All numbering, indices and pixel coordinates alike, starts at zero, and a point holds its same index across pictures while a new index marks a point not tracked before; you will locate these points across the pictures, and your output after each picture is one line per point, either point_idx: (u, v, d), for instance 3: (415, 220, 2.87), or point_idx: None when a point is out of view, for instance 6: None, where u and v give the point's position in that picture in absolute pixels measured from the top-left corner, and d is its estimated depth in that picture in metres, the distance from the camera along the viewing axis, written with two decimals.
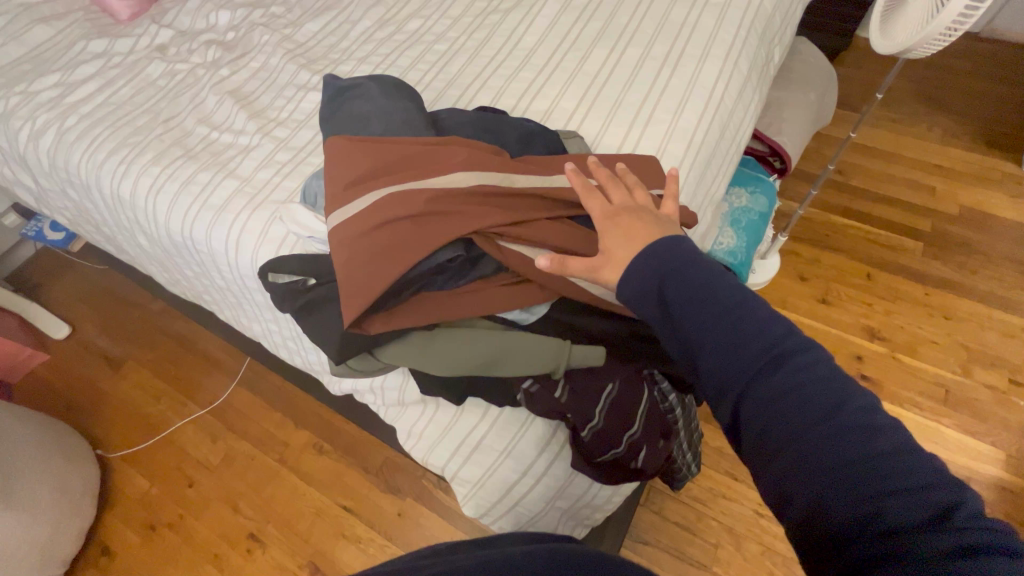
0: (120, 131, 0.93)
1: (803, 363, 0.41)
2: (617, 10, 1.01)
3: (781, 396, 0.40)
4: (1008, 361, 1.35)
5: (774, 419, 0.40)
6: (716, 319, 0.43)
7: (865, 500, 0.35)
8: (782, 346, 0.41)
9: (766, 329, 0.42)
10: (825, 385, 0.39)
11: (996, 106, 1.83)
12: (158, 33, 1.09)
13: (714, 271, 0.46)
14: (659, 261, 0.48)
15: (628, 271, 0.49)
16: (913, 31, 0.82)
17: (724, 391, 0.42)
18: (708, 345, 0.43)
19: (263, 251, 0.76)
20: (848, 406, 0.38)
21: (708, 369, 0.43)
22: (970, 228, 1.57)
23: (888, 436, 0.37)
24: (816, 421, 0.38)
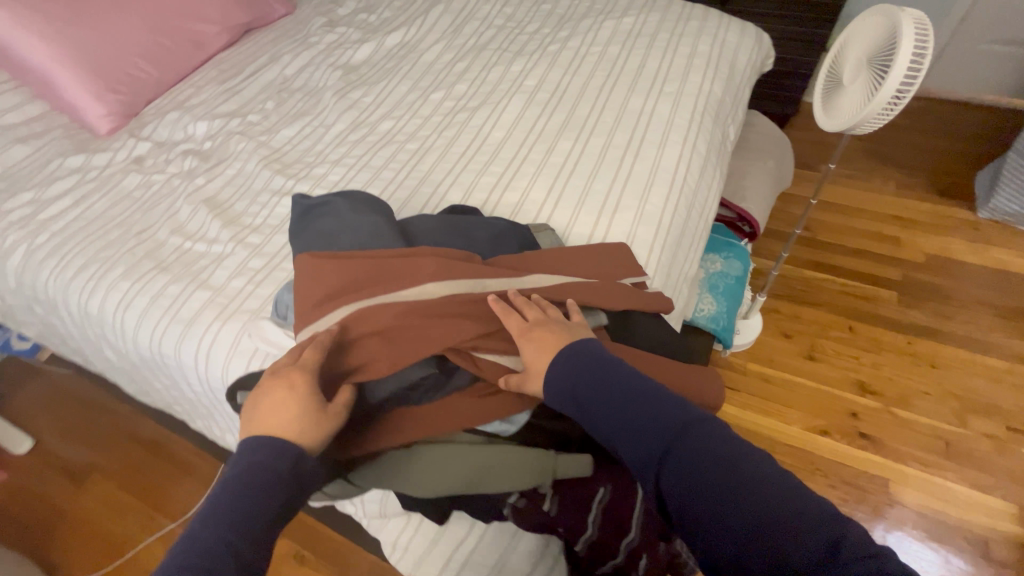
0: (92, 246, 0.92)
1: (702, 431, 0.45)
2: (577, 103, 1.07)
3: (689, 462, 0.43)
4: (1002, 407, 1.34)
5: (688, 485, 0.42)
6: (626, 406, 0.48)
7: (772, 547, 0.38)
8: (685, 419, 0.46)
9: (668, 406, 0.47)
10: (724, 446, 0.43)
11: (942, 156, 1.94)
12: (137, 146, 1.13)
13: (618, 367, 0.52)
14: (570, 363, 0.52)
15: (548, 378, 0.53)
16: (853, 108, 0.88)
17: (645, 468, 0.45)
18: (625, 427, 0.47)
19: (233, 366, 0.74)
20: (743, 459, 0.42)
21: (627, 449, 0.47)
22: (938, 274, 1.62)
23: (777, 482, 0.41)
24: (720, 481, 0.41)
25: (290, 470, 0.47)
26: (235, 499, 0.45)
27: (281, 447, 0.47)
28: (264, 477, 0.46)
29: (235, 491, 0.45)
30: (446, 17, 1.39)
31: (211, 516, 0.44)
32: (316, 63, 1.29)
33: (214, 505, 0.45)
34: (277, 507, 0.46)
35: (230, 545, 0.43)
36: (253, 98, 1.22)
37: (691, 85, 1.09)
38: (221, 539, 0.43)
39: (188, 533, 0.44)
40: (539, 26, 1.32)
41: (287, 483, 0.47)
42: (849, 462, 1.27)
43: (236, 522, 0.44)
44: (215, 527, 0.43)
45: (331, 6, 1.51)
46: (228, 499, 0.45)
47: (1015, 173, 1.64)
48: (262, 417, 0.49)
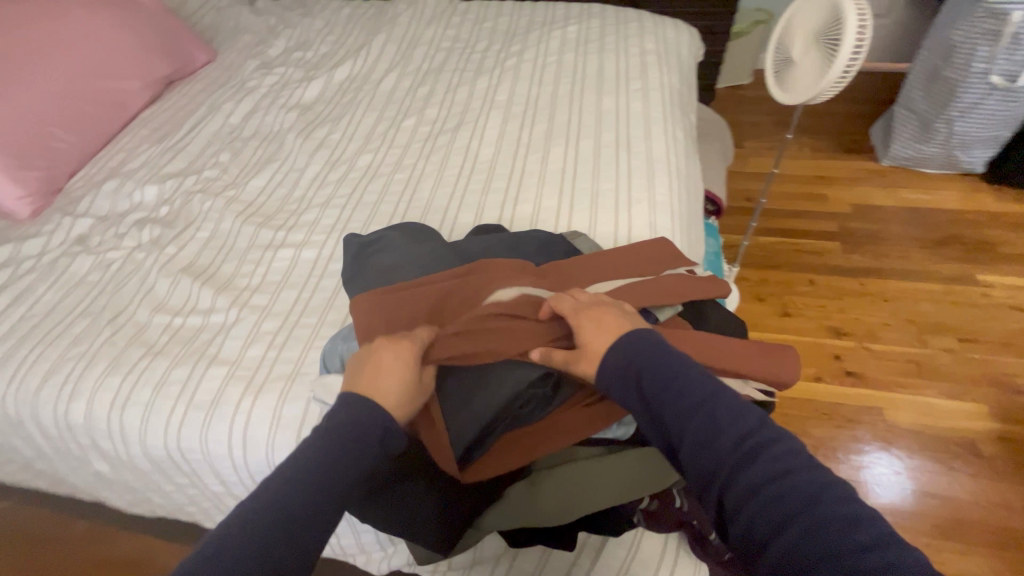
0: (55, 345, 0.79)
1: (778, 453, 0.41)
2: (554, 110, 1.09)
3: (762, 487, 0.39)
4: (949, 323, 1.52)
5: (760, 513, 0.39)
6: (691, 409, 0.44)
7: None
8: (757, 436, 0.42)
9: (739, 418, 0.43)
10: (798, 478, 0.39)
11: (841, 118, 2.20)
12: (76, 224, 0.98)
13: (683, 363, 0.47)
14: (632, 356, 0.48)
15: (603, 362, 0.50)
16: (810, 81, 0.96)
17: (708, 481, 0.41)
18: (685, 438, 0.43)
19: (282, 441, 0.66)
20: (822, 498, 0.38)
21: (689, 462, 0.43)
22: (867, 220, 1.82)
23: (863, 524, 0.37)
24: (796, 516, 0.38)
25: (374, 442, 0.47)
26: (331, 443, 0.45)
27: (368, 422, 0.47)
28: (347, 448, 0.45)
29: (334, 435, 0.46)
30: (391, 45, 1.36)
31: (299, 478, 0.43)
32: (263, 108, 1.20)
33: (298, 467, 0.44)
34: (361, 475, 0.46)
35: (319, 514, 0.43)
36: (202, 153, 1.11)
37: (653, 80, 1.15)
38: (308, 509, 0.43)
39: (273, 494, 0.43)
40: (489, 44, 1.33)
41: (375, 449, 0.47)
42: (846, 400, 1.38)
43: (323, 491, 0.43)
44: (304, 496, 0.43)
45: (259, 48, 1.42)
46: (314, 465, 0.44)
47: (904, 123, 1.88)
48: (366, 380, 0.50)
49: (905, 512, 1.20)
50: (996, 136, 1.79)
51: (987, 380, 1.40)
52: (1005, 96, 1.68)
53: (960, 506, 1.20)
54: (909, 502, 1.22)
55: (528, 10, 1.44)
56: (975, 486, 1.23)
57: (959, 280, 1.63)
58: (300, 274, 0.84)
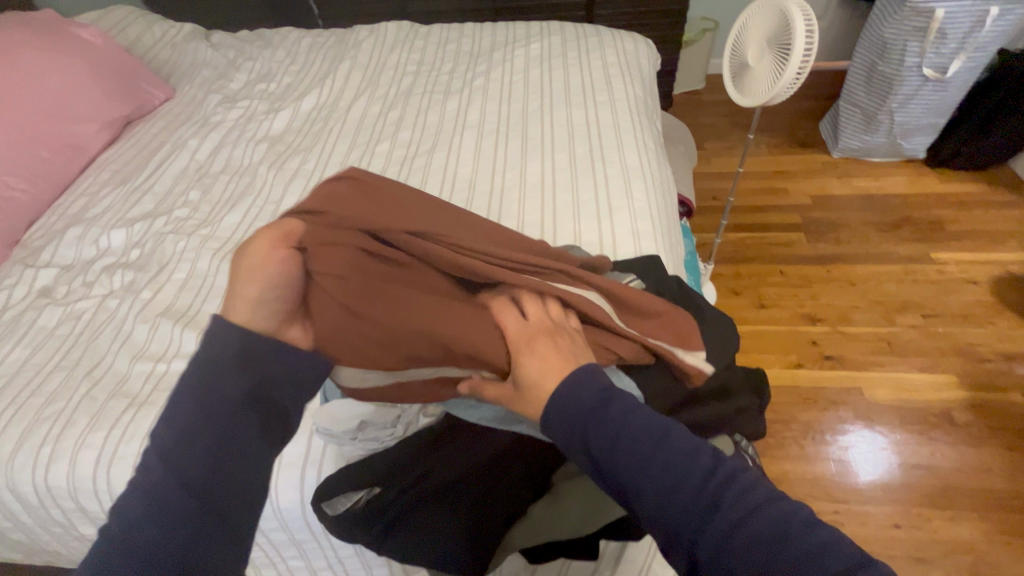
0: (28, 406, 0.74)
1: (742, 492, 0.36)
2: (527, 125, 1.11)
3: (733, 537, 0.34)
4: (912, 301, 1.61)
5: (736, 568, 0.33)
6: (644, 460, 0.37)
7: None
8: (717, 476, 0.36)
9: (694, 462, 0.37)
10: (768, 518, 0.34)
11: (792, 115, 2.31)
12: (39, 275, 0.94)
13: (627, 404, 0.40)
14: (572, 404, 0.41)
15: (548, 412, 0.41)
16: (767, 82, 1.01)
17: (674, 538, 0.36)
18: (643, 494, 0.36)
19: (286, 481, 0.64)
20: (794, 536, 0.34)
21: (650, 522, 0.37)
22: (826, 210, 1.90)
23: (835, 555, 0.33)
24: (773, 566, 0.33)
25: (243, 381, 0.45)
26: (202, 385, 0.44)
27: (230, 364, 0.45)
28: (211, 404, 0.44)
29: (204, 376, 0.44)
30: (356, 71, 1.36)
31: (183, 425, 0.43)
32: (231, 142, 1.18)
33: (163, 445, 0.42)
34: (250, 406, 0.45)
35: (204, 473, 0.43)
36: (170, 192, 1.08)
37: (618, 91, 1.19)
38: (191, 477, 0.42)
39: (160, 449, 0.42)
40: (455, 65, 1.35)
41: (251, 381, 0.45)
42: (827, 383, 1.44)
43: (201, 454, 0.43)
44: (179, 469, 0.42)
45: (220, 82, 1.40)
46: (180, 436, 0.42)
47: (850, 116, 2.01)
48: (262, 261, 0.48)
49: (894, 486, 1.25)
50: (934, 123, 1.91)
51: (953, 350, 1.48)
52: (937, 86, 1.80)
53: (943, 474, 1.26)
54: (896, 475, 1.26)
55: (488, 31, 1.47)
56: (954, 453, 1.29)
57: (915, 259, 1.72)
58: None
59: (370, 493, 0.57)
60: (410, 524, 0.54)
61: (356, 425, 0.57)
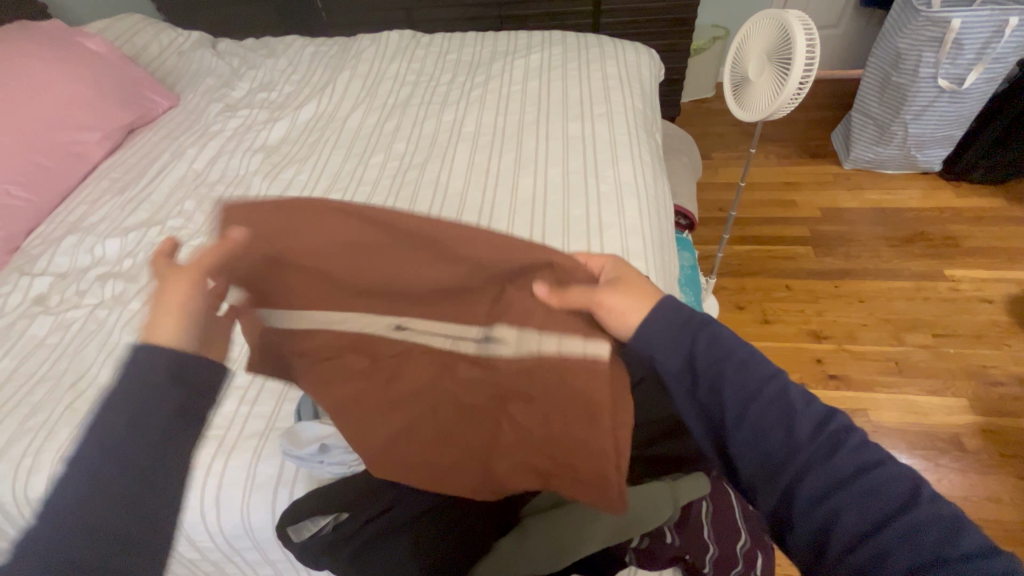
0: (14, 415, 0.75)
1: (834, 428, 0.43)
2: (521, 138, 1.10)
3: (815, 450, 0.42)
4: (924, 319, 1.56)
5: (809, 472, 0.42)
6: (746, 378, 0.46)
7: (901, 553, 0.38)
8: (811, 410, 0.44)
9: (795, 394, 0.45)
10: (887, 478, 0.41)
11: (803, 124, 2.26)
12: (34, 283, 0.95)
13: (741, 340, 0.49)
14: (690, 327, 0.49)
15: (654, 326, 0.50)
16: (767, 98, 0.99)
17: (757, 438, 0.44)
18: (753, 425, 0.44)
19: (257, 502, 0.64)
20: (919, 498, 0.39)
21: (738, 421, 0.45)
22: (836, 223, 1.85)
23: (912, 492, 0.40)
24: (845, 479, 0.41)
25: (177, 395, 0.47)
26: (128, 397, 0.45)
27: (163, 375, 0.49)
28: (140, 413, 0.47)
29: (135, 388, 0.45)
30: (356, 81, 1.37)
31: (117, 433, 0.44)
32: (228, 152, 1.19)
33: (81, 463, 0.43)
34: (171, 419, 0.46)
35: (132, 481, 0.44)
36: (166, 202, 1.09)
37: (616, 103, 1.17)
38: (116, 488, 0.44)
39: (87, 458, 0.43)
40: (454, 75, 1.34)
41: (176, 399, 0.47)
42: (831, 404, 1.39)
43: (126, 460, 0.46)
44: (106, 483, 0.43)
45: (222, 90, 1.41)
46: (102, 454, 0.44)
47: (863, 127, 1.96)
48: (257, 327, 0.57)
49: None
50: (950, 135, 1.86)
51: (964, 373, 1.43)
52: (954, 97, 1.74)
53: None
54: None
55: (490, 41, 1.46)
56: (963, 480, 1.24)
57: (928, 276, 1.67)
58: None
59: (337, 518, 0.54)
60: (369, 563, 0.52)
61: (317, 446, 0.58)
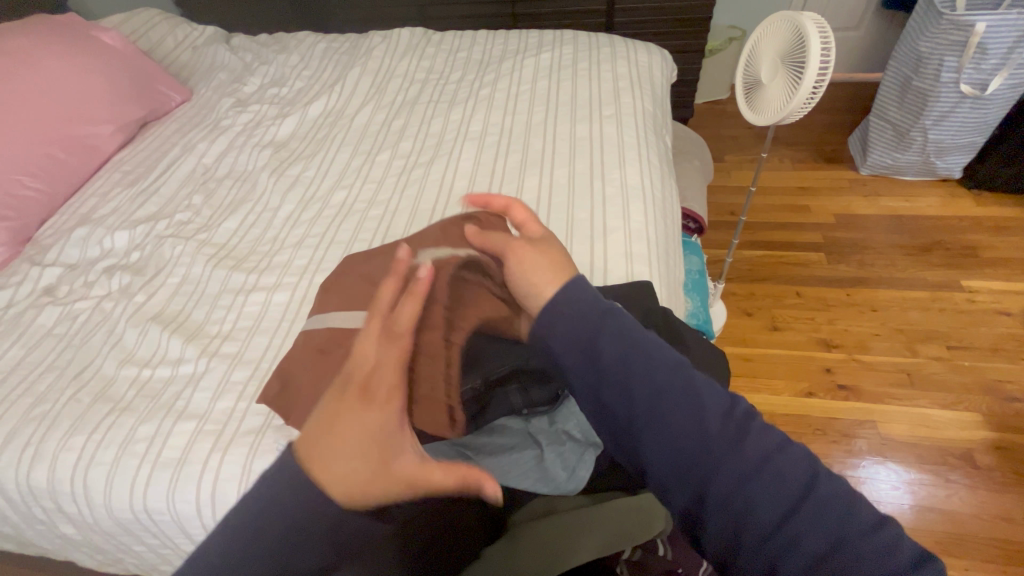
0: (19, 404, 0.76)
1: (738, 417, 0.42)
2: (528, 139, 1.09)
3: (726, 451, 0.40)
4: (938, 331, 1.52)
5: (724, 476, 0.39)
6: (650, 375, 0.43)
7: (816, 550, 0.37)
8: (716, 401, 0.42)
9: (698, 387, 0.43)
10: (793, 464, 0.40)
11: (819, 128, 2.22)
12: (44, 273, 0.96)
13: (640, 330, 0.46)
14: (587, 316, 0.46)
15: (556, 316, 0.47)
16: (780, 101, 0.97)
17: (670, 445, 0.41)
18: (661, 423, 0.41)
19: None
20: (817, 477, 0.40)
21: (647, 427, 0.42)
22: (850, 229, 1.81)
23: (821, 480, 0.39)
24: (758, 478, 0.39)
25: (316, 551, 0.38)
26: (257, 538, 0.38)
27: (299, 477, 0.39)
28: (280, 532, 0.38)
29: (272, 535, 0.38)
30: (366, 77, 1.36)
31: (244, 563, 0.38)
32: (237, 147, 1.20)
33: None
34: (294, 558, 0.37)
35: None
36: (175, 196, 1.10)
37: (626, 105, 1.16)
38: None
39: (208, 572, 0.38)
40: (463, 74, 1.33)
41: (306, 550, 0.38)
42: (839, 415, 1.36)
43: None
44: None
45: (234, 85, 1.42)
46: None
47: (880, 132, 1.92)
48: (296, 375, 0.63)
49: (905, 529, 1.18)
50: (972, 142, 1.81)
51: (978, 387, 1.39)
52: (976, 103, 1.70)
53: (960, 520, 1.18)
54: (908, 517, 1.19)
55: (501, 39, 1.45)
56: (974, 498, 1.21)
57: (944, 287, 1.63)
58: (271, 320, 0.82)
59: None
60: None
61: None
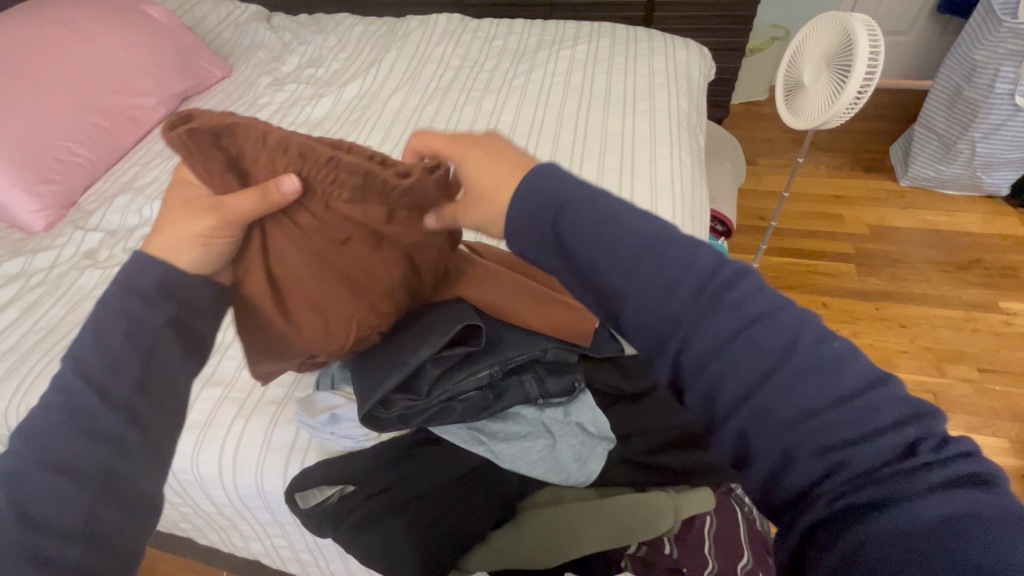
0: (59, 359, 0.80)
1: (739, 292, 0.38)
2: (559, 131, 1.09)
3: (726, 342, 0.37)
4: (970, 352, 1.47)
5: (725, 369, 0.37)
6: (633, 261, 0.40)
7: (830, 453, 0.34)
8: (712, 281, 0.38)
9: (694, 264, 0.39)
10: (778, 323, 0.37)
11: (860, 135, 2.14)
12: (86, 238, 1.00)
13: (620, 208, 0.42)
14: (551, 192, 0.43)
15: (516, 199, 0.44)
16: (822, 104, 0.94)
17: (664, 338, 0.39)
18: (639, 295, 0.39)
19: (270, 467, 0.66)
20: (843, 368, 0.35)
21: (636, 318, 0.39)
22: (884, 242, 1.76)
23: (849, 374, 0.35)
24: (765, 374, 0.36)
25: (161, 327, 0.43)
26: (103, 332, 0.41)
27: (150, 292, 0.43)
28: (140, 345, 0.42)
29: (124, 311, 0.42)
30: (400, 62, 1.37)
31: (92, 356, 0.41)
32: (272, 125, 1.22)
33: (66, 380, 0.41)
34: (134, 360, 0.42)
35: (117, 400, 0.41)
36: None
37: (660, 101, 1.14)
38: (115, 452, 0.41)
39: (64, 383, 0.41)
40: (497, 62, 1.33)
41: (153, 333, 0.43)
42: None
43: (126, 398, 0.41)
44: (70, 402, 0.40)
45: (272, 64, 1.44)
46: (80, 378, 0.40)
47: (924, 142, 1.85)
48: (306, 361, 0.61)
49: None
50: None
51: (1008, 413, 1.35)
52: None
53: None
54: None
55: (537, 28, 1.44)
56: None
57: (980, 307, 1.57)
58: None
59: (344, 490, 0.56)
60: (367, 537, 0.53)
61: (328, 420, 0.58)
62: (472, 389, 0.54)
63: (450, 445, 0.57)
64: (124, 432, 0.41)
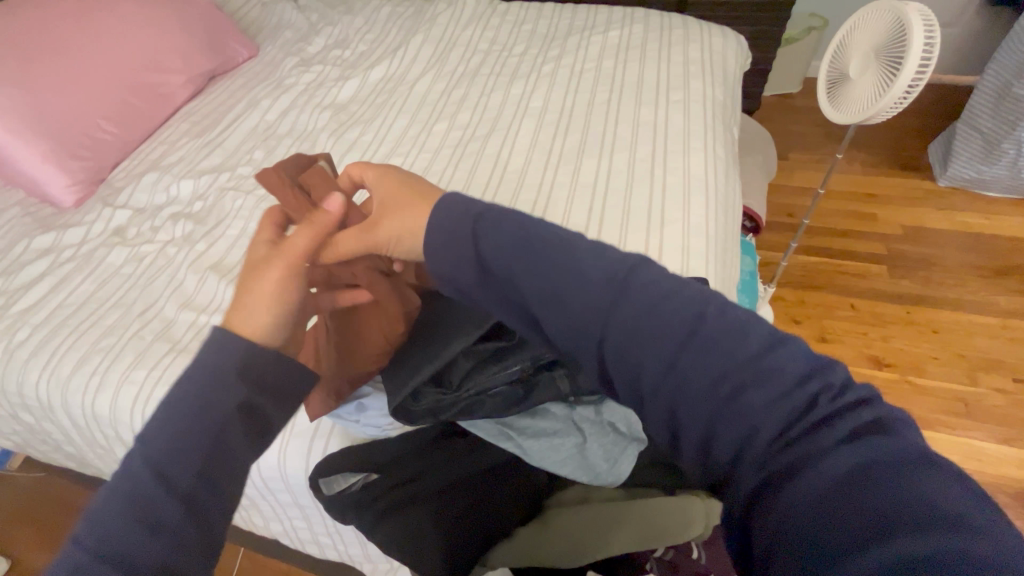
0: (87, 335, 0.81)
1: (642, 277, 0.39)
2: (589, 120, 1.06)
3: (637, 325, 0.38)
4: (1006, 362, 1.41)
5: (641, 353, 0.37)
6: (542, 268, 0.41)
7: (750, 420, 0.34)
8: (619, 272, 0.40)
9: (603, 260, 0.40)
10: (684, 299, 0.38)
11: (897, 131, 2.06)
12: (115, 215, 1.01)
13: (534, 223, 0.43)
14: (467, 212, 0.45)
15: (430, 223, 0.45)
16: (868, 98, 0.90)
17: (584, 330, 0.39)
18: (557, 294, 0.40)
19: (292, 451, 0.66)
20: (747, 331, 0.36)
21: (547, 314, 0.40)
22: (919, 244, 1.69)
23: (753, 335, 0.36)
24: (677, 349, 0.36)
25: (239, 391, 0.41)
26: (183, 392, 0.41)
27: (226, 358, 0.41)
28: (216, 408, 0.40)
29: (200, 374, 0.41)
30: (428, 45, 1.35)
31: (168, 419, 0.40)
32: (299, 106, 1.21)
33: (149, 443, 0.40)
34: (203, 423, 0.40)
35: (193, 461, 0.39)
36: (237, 150, 1.13)
37: (695, 91, 1.10)
38: (202, 483, 0.39)
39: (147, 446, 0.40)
40: (527, 47, 1.30)
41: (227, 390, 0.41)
42: None
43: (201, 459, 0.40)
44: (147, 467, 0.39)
45: (299, 45, 1.43)
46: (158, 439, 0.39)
47: (967, 141, 1.77)
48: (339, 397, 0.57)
49: None
50: None
51: None
52: None
53: None
54: None
55: (568, 13, 1.40)
56: None
57: (1018, 315, 1.51)
58: None
59: (367, 478, 0.55)
60: (390, 526, 0.53)
61: (353, 408, 0.58)
62: (503, 383, 0.53)
63: (479, 439, 0.56)
64: (205, 458, 0.40)
